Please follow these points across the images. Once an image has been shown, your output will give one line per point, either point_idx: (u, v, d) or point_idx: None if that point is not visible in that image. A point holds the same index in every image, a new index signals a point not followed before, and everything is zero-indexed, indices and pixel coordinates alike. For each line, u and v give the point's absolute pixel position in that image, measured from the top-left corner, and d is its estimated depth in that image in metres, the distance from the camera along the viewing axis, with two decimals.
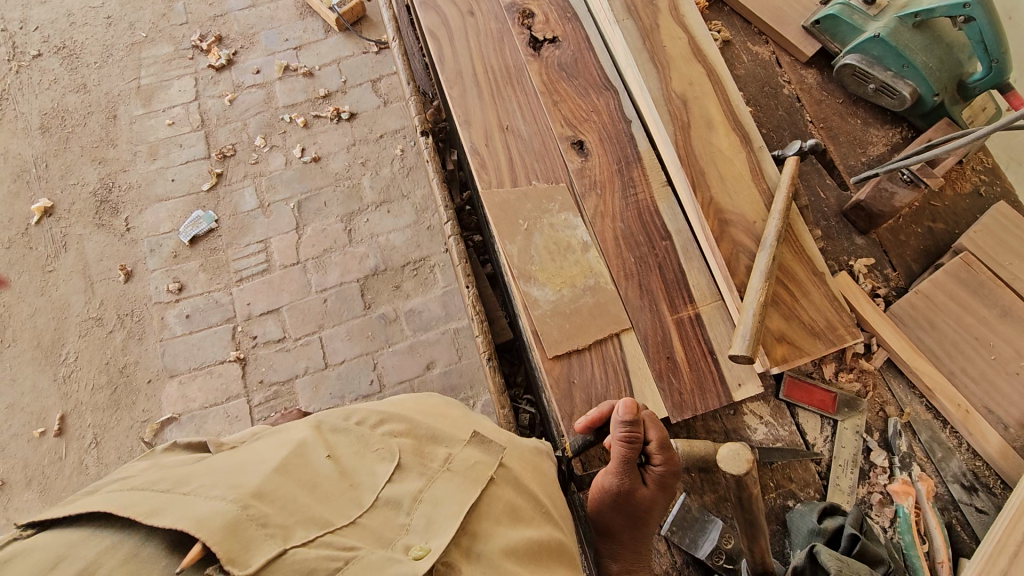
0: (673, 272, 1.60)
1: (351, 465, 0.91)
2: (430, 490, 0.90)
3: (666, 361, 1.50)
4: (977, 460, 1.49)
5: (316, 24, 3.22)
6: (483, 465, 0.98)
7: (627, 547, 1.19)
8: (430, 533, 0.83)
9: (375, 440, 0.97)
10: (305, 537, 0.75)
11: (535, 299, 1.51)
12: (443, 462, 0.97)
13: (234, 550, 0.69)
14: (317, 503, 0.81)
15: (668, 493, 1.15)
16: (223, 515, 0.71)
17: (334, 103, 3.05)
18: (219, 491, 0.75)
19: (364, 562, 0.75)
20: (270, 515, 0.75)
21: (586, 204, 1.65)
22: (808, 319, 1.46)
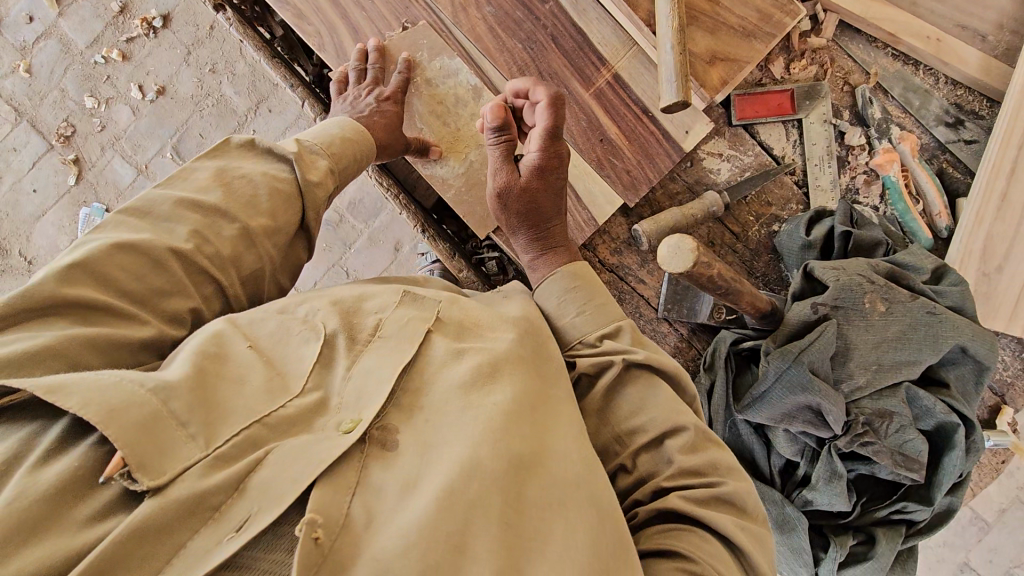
0: (570, 38, 1.31)
1: (278, 350, 0.77)
2: (360, 363, 0.76)
3: (602, 146, 1.31)
4: (959, 90, 1.33)
5: None
6: (419, 319, 0.82)
7: (533, 240, 1.04)
8: (362, 399, 0.72)
9: (297, 323, 0.80)
10: (233, 436, 0.65)
11: (441, 178, 1.31)
12: (372, 330, 0.80)
13: (147, 454, 0.59)
14: (239, 397, 0.69)
15: (554, 188, 1.03)
16: (136, 407, 0.60)
17: (137, 14, 2.80)
18: (132, 377, 0.63)
19: (285, 452, 0.64)
20: (190, 411, 0.64)
21: (439, 4, 1.31)
22: (736, 21, 1.20)
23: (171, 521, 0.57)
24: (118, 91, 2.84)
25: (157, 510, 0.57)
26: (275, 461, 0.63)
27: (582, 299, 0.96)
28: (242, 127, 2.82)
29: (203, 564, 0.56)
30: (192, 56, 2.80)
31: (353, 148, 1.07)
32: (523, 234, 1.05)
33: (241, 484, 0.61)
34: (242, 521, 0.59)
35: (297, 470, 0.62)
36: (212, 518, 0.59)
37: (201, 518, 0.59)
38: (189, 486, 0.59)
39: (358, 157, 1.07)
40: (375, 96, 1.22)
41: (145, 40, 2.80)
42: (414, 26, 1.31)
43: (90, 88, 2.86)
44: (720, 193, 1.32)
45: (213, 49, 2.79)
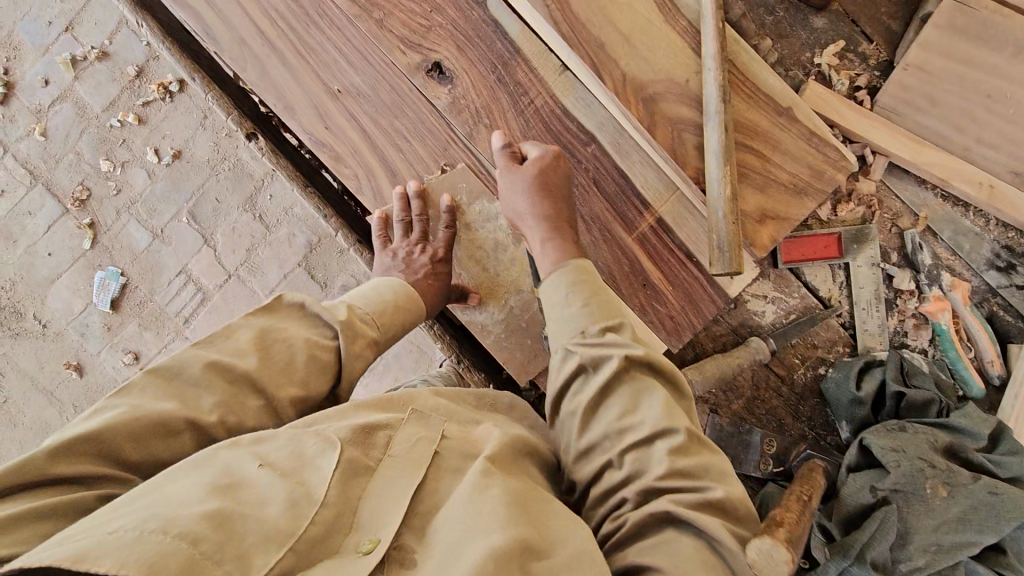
0: (613, 180, 1.28)
1: (293, 467, 0.70)
2: (374, 484, 0.71)
3: (645, 291, 1.28)
4: (1011, 232, 1.29)
5: None
6: (427, 441, 0.78)
7: (552, 238, 1.07)
8: (376, 519, 0.68)
9: (308, 434, 0.75)
10: (265, 564, 0.59)
11: (481, 324, 1.29)
12: (384, 446, 0.76)
13: None
14: (267, 518, 0.63)
15: (550, 172, 1.12)
16: (169, 556, 0.54)
17: (152, 77, 2.75)
18: (149, 524, 0.57)
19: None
20: (225, 547, 0.58)
21: (479, 147, 1.28)
22: (786, 176, 1.16)
23: None
24: (133, 154, 2.79)
25: None
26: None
27: (586, 291, 0.96)
28: (258, 192, 2.70)
29: None
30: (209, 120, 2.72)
31: (404, 316, 1.07)
32: (542, 234, 1.09)
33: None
34: None
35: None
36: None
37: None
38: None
39: (406, 323, 1.08)
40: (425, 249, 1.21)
41: (161, 104, 2.74)
42: (453, 168, 1.28)
43: (104, 151, 2.82)
44: (766, 339, 1.29)
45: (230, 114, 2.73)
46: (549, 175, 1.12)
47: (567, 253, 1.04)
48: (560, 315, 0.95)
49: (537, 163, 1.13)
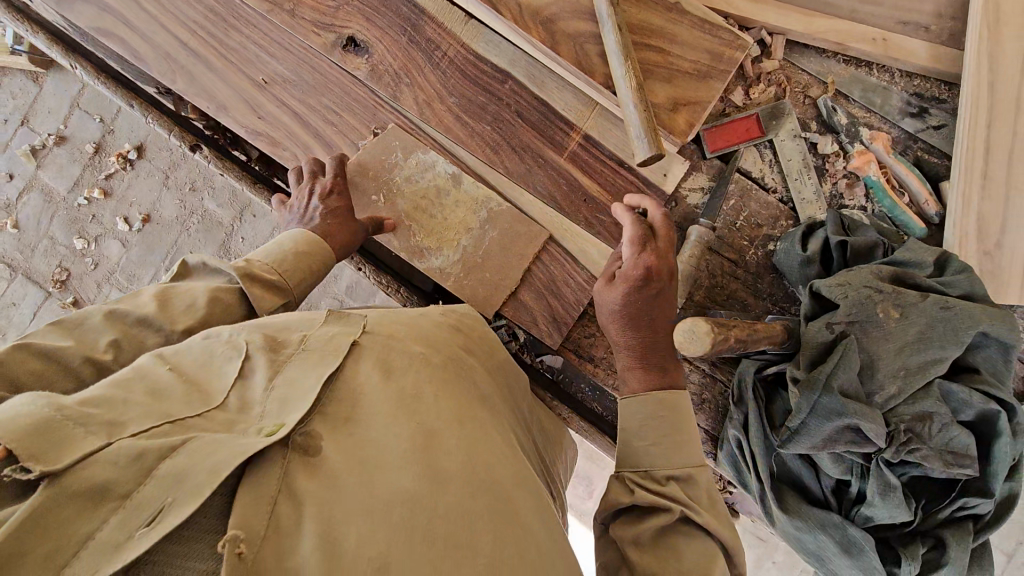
0: (535, 109, 1.35)
1: (198, 372, 0.83)
2: (282, 375, 0.84)
3: (587, 205, 1.34)
4: (916, 80, 1.36)
5: (19, 81, 3.06)
6: (342, 334, 0.94)
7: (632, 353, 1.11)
8: (285, 408, 0.79)
9: (218, 345, 0.88)
10: (138, 431, 0.69)
11: (440, 269, 1.33)
12: (298, 343, 0.90)
13: (43, 448, 0.61)
14: (153, 406, 0.74)
15: (647, 299, 1.08)
16: (29, 415, 0.63)
17: (111, 150, 3.02)
18: (33, 395, 0.67)
19: (206, 441, 0.70)
20: (92, 415, 0.67)
21: (405, 106, 1.36)
22: (688, 65, 1.24)
23: (67, 508, 0.60)
24: (106, 227, 3.02)
25: (56, 500, 0.60)
26: (194, 449, 0.68)
27: (672, 428, 1.03)
28: (230, 236, 2.99)
29: (118, 556, 0.59)
30: (171, 179, 3.00)
31: (309, 263, 1.14)
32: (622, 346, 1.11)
33: (152, 471, 0.65)
34: (157, 511, 0.62)
35: (212, 462, 0.67)
36: (122, 505, 0.62)
37: (109, 507, 0.62)
38: (94, 477, 0.62)
39: (311, 269, 1.14)
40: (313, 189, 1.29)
41: (124, 173, 3.01)
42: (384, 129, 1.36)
43: (77, 230, 3.02)
44: (710, 223, 1.33)
45: (190, 169, 2.98)
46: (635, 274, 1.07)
47: (646, 381, 1.09)
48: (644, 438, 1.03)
49: (625, 280, 1.08)
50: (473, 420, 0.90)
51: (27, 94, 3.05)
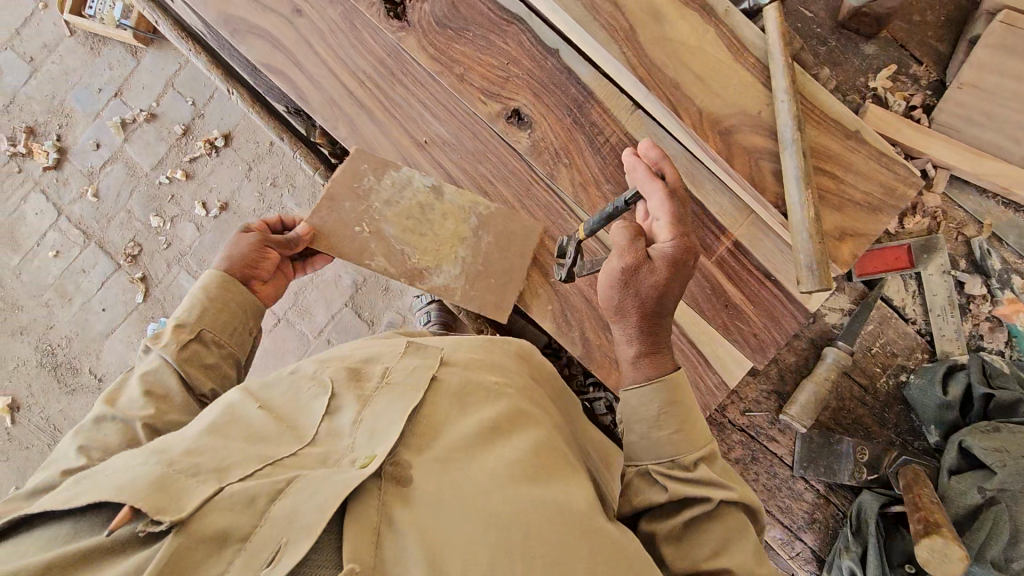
0: (690, 209, 1.35)
1: (290, 415, 1.13)
2: (369, 408, 1.09)
3: (727, 312, 1.34)
4: None
5: (118, 53, 3.10)
6: (424, 365, 1.20)
7: (647, 338, 1.22)
8: (373, 441, 1.02)
9: (304, 383, 1.20)
10: (240, 476, 0.94)
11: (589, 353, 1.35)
12: (382, 376, 1.18)
13: (162, 501, 0.86)
14: (256, 447, 1.02)
15: (681, 279, 1.16)
16: (151, 472, 0.91)
17: (199, 134, 3.04)
18: (150, 456, 0.96)
19: (310, 478, 0.94)
20: (201, 466, 0.94)
21: (561, 187, 1.36)
22: (861, 196, 1.23)
23: (191, 546, 0.84)
24: (183, 209, 3.04)
25: (183, 544, 0.83)
26: (300, 487, 0.92)
27: (678, 417, 1.16)
28: (304, 235, 3.00)
29: None
30: (253, 171, 3.02)
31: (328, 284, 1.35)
32: (638, 334, 1.21)
33: (262, 514, 0.89)
34: (273, 552, 0.85)
35: (315, 503, 0.88)
36: (242, 548, 0.85)
37: (232, 550, 0.85)
38: (211, 525, 0.86)
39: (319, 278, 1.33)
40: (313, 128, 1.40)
41: (208, 158, 3.03)
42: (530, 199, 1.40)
43: (154, 208, 3.06)
44: None
45: (273, 164, 3.01)
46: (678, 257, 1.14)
47: (653, 364, 1.21)
48: (644, 433, 1.17)
49: (667, 261, 1.15)
50: (553, 443, 1.15)
51: (124, 67, 3.09)
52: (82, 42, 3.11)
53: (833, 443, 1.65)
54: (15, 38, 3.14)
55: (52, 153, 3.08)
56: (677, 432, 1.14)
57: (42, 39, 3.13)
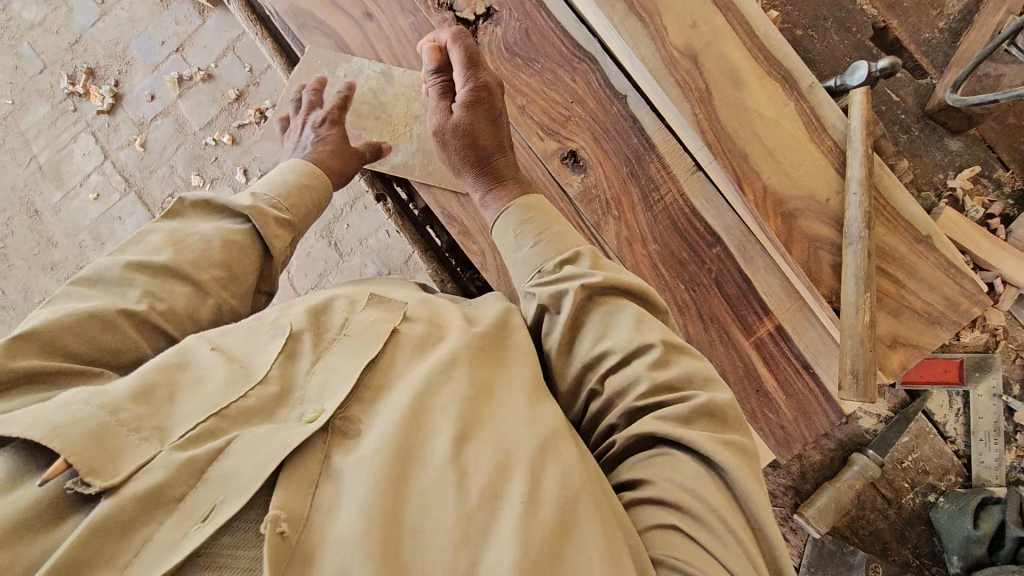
0: (735, 285, 1.28)
1: (245, 354, 1.12)
2: (323, 361, 1.09)
3: (757, 396, 1.28)
4: None
5: (186, 8, 3.12)
6: (381, 321, 1.16)
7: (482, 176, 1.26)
8: (325, 397, 1.02)
9: (263, 330, 1.17)
10: (183, 435, 0.95)
11: None
12: (338, 329, 1.16)
13: (100, 461, 0.87)
14: (203, 398, 1.02)
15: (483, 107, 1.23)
16: (93, 421, 0.91)
17: (250, 101, 3.04)
18: (93, 400, 0.94)
19: (247, 438, 0.94)
20: (142, 423, 0.95)
21: (605, 239, 1.31)
22: (921, 305, 1.16)
23: (131, 510, 0.85)
24: (223, 173, 3.05)
25: (120, 503, 0.85)
26: (234, 451, 0.93)
27: (537, 226, 1.19)
28: (336, 219, 3.01)
29: (175, 550, 0.82)
30: None
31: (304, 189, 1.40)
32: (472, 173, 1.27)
33: (202, 474, 0.90)
34: (210, 507, 0.86)
35: (257, 459, 0.90)
36: (175, 507, 0.87)
37: (168, 509, 0.87)
38: (146, 482, 0.88)
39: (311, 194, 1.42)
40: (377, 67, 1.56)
41: (256, 128, 3.03)
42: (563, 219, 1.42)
43: (196, 167, 3.08)
44: None
45: None
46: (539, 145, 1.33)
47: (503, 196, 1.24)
48: (518, 257, 1.19)
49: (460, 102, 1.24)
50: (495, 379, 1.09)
51: (189, 23, 3.10)
52: None
53: (846, 553, 2.18)
54: None
55: (107, 97, 3.12)
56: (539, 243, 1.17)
57: None
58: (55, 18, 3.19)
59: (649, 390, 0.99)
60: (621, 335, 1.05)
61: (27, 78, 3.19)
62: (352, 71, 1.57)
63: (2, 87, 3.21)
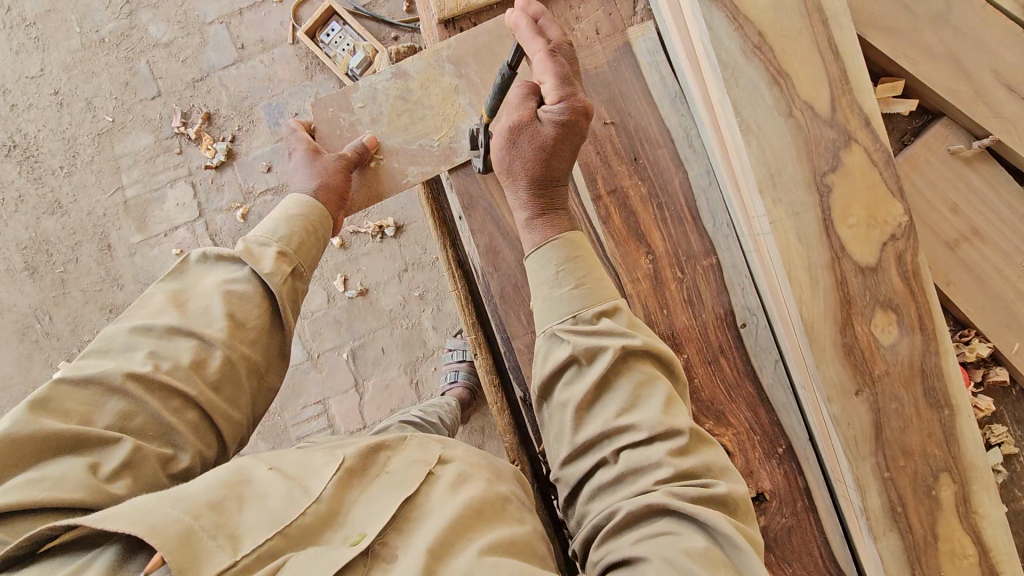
0: None
1: (297, 471, 1.03)
2: (367, 494, 1.03)
3: None
4: None
5: (329, 83, 2.84)
6: (421, 463, 1.09)
7: (536, 199, 1.12)
8: (367, 520, 0.97)
9: (314, 456, 1.08)
10: (253, 546, 0.87)
11: None
12: (383, 466, 1.09)
13: (186, 560, 0.81)
14: (250, 508, 0.93)
15: (571, 134, 1.06)
16: (171, 524, 0.83)
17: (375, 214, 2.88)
18: (178, 502, 0.87)
19: (303, 559, 0.88)
20: (220, 526, 0.87)
21: None
22: None
23: None
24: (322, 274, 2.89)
25: None
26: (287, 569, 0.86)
27: (579, 271, 1.07)
28: (424, 359, 2.84)
29: None
30: (407, 275, 2.87)
31: (313, 227, 1.27)
32: (524, 194, 1.12)
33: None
34: None
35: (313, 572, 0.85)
36: None
37: None
38: (212, 566, 0.82)
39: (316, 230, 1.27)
40: (388, 74, 1.36)
41: (370, 239, 2.88)
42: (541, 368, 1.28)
43: None
44: None
45: (429, 278, 2.87)
46: (541, 197, 1.13)
47: (549, 228, 1.11)
48: (547, 296, 1.07)
49: (547, 117, 1.05)
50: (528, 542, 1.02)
51: None
52: (297, 55, 2.86)
53: None
54: (234, 18, 2.89)
55: (218, 154, 2.85)
56: (581, 288, 1.05)
57: (262, 33, 2.88)
58: (185, 45, 2.90)
59: (583, 340, 1.00)
60: (649, 413, 0.94)
61: (136, 100, 2.91)
62: (370, 98, 1.36)
63: (105, 100, 2.91)
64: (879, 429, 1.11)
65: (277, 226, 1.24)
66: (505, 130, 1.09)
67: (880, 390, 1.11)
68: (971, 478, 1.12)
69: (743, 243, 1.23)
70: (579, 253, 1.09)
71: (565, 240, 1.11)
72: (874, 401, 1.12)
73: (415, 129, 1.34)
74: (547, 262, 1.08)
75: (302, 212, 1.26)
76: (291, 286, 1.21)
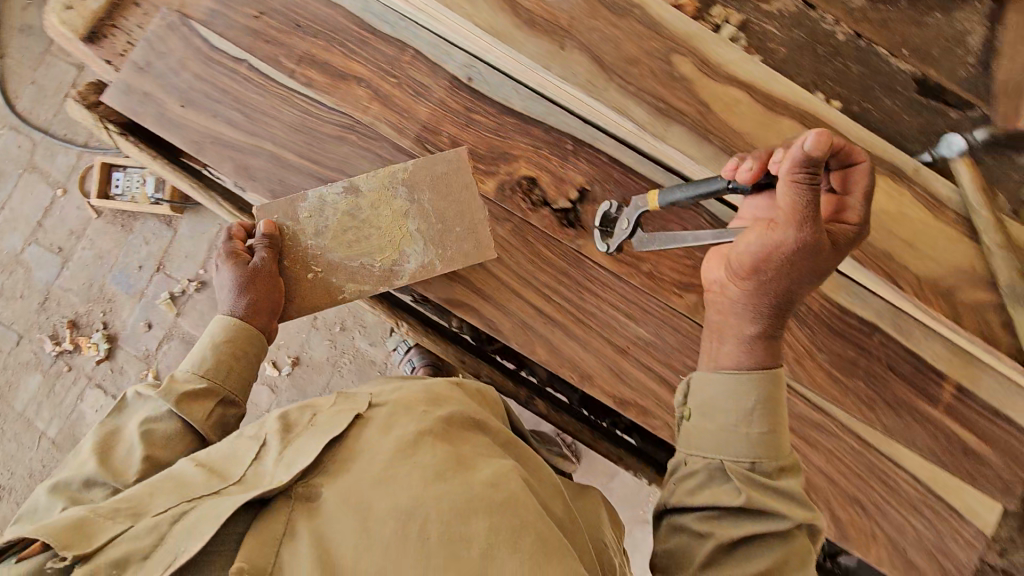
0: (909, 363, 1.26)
1: (225, 463, 1.02)
2: (290, 447, 1.02)
3: (967, 459, 1.24)
4: None
5: (149, 222, 2.96)
6: (350, 409, 1.11)
7: (810, 214, 0.90)
8: (288, 466, 0.97)
9: (239, 444, 1.07)
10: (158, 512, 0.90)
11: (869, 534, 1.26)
12: (309, 420, 1.10)
13: (79, 543, 0.85)
14: (160, 497, 0.94)
15: (803, 192, 0.88)
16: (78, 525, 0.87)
17: None
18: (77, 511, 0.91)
19: (216, 503, 0.89)
20: (120, 508, 0.91)
21: None
22: None
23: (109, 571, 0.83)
24: None
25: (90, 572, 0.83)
26: (196, 515, 0.88)
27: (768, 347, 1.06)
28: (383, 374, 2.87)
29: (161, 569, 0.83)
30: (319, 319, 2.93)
31: (230, 349, 1.25)
32: (761, 280, 1.01)
33: (172, 530, 0.87)
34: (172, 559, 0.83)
35: (223, 509, 0.87)
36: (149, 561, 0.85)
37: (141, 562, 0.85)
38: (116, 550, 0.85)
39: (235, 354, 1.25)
40: (338, 186, 1.31)
41: None
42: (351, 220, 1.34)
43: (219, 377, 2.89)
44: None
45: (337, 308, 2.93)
46: (766, 270, 1.00)
47: (773, 243, 0.96)
48: (732, 421, 1.03)
49: (788, 214, 0.91)
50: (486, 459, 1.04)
51: (161, 237, 2.95)
52: (107, 221, 2.97)
53: None
54: (38, 231, 3.00)
55: (100, 344, 2.91)
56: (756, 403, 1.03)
57: (68, 226, 2.99)
58: (15, 282, 2.99)
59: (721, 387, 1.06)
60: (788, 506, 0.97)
61: (6, 355, 2.96)
62: (316, 209, 1.30)
63: None
64: (601, 61, 1.27)
65: (203, 357, 1.23)
66: (772, 237, 0.96)
67: (577, 32, 1.28)
68: (693, 44, 1.27)
69: (419, 21, 1.35)
70: (765, 394, 1.03)
71: (774, 377, 1.05)
72: (580, 43, 1.28)
73: (357, 246, 1.29)
74: (741, 391, 1.04)
75: (229, 343, 1.25)
76: (219, 416, 1.20)
